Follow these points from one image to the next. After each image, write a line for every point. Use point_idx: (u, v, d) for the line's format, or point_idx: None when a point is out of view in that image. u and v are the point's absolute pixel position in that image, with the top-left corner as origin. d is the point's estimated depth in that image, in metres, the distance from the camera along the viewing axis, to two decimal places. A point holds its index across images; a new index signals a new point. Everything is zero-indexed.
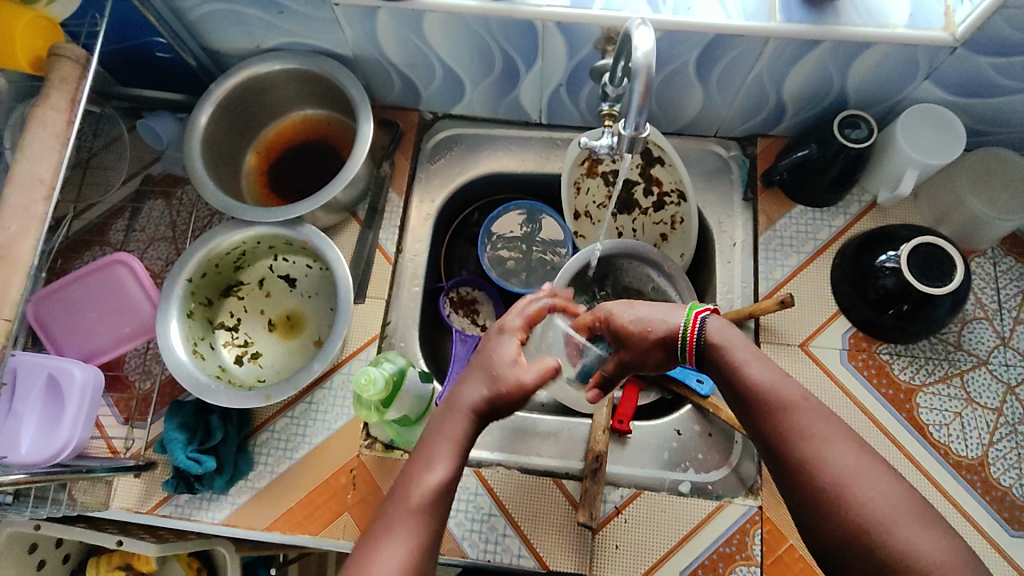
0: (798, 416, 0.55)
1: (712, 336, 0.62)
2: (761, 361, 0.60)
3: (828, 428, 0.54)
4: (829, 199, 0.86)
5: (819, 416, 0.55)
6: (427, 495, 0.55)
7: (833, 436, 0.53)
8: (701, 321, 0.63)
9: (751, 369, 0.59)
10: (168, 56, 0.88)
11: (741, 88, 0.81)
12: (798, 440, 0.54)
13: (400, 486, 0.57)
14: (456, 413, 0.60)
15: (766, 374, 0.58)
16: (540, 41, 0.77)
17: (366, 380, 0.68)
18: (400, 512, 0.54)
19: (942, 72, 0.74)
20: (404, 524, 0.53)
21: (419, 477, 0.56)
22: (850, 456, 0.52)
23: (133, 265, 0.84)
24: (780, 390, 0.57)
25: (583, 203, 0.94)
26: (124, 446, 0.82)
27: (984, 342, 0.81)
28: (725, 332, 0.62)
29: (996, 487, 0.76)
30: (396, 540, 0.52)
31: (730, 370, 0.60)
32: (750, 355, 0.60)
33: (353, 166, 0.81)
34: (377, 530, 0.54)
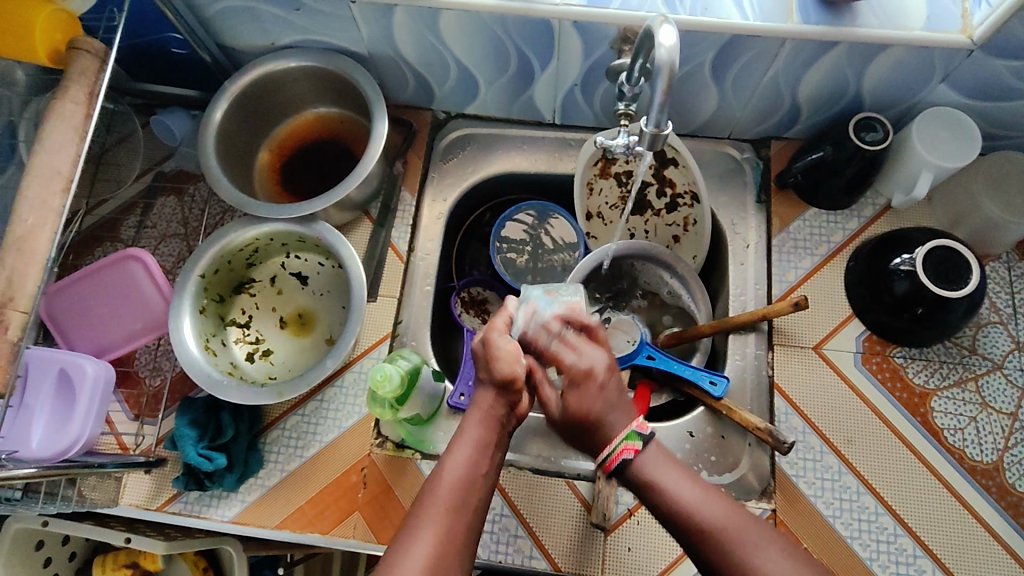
0: (726, 539, 0.55)
1: (638, 469, 0.60)
2: (680, 479, 0.59)
3: (754, 536, 0.55)
4: (843, 201, 0.86)
5: (746, 533, 0.55)
6: (451, 492, 0.57)
7: (759, 546, 0.54)
8: (623, 459, 0.60)
9: (672, 490, 0.58)
10: (183, 52, 0.88)
11: (756, 90, 0.81)
12: (731, 560, 0.54)
13: (427, 486, 0.59)
14: (475, 417, 0.63)
15: (691, 494, 0.58)
16: (556, 41, 0.77)
17: (381, 376, 0.66)
18: (426, 512, 0.56)
19: (958, 75, 0.75)
20: (427, 521, 0.55)
21: (441, 475, 0.58)
22: (782, 562, 0.53)
23: (146, 260, 0.84)
24: (704, 515, 0.56)
25: (595, 204, 0.94)
26: (134, 443, 0.82)
27: (998, 347, 0.81)
28: (645, 463, 0.60)
29: (1011, 492, 0.75)
30: (421, 535, 0.54)
31: (658, 506, 0.59)
32: (668, 474, 0.59)
33: (367, 164, 0.81)
34: (406, 527, 0.55)
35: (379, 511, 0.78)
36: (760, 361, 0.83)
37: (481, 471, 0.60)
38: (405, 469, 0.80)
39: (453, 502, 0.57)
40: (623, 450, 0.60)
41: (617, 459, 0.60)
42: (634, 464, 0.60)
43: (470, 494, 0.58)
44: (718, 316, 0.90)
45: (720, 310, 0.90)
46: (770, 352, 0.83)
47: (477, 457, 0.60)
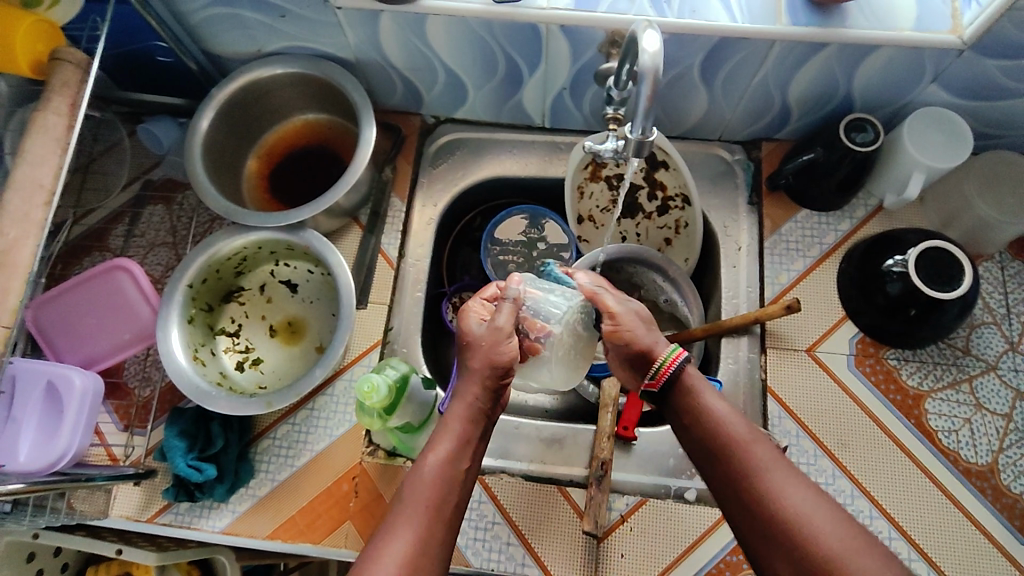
0: (755, 451, 0.54)
1: (687, 381, 0.61)
2: (722, 399, 0.59)
3: (784, 468, 0.53)
4: (836, 202, 0.85)
5: (769, 454, 0.54)
6: (430, 486, 0.56)
7: (786, 471, 0.53)
8: (676, 367, 0.60)
9: (713, 404, 0.59)
10: (169, 60, 0.87)
11: (746, 92, 0.81)
12: (752, 474, 0.53)
13: (408, 479, 0.57)
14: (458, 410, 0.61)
15: (728, 411, 0.58)
16: (543, 45, 0.77)
17: (368, 388, 0.65)
18: (405, 508, 0.54)
19: (948, 75, 0.74)
20: (405, 520, 0.53)
21: (422, 470, 0.57)
22: (806, 494, 0.51)
23: (134, 270, 0.83)
24: (734, 427, 0.56)
25: (587, 207, 0.94)
26: (124, 454, 0.81)
27: (992, 348, 0.80)
28: (693, 375, 0.61)
29: (1007, 494, 0.75)
30: (398, 533, 0.52)
31: (692, 414, 0.59)
32: (710, 391, 0.60)
33: (355, 171, 0.80)
34: (382, 529, 0.53)
35: (370, 521, 0.78)
36: (752, 364, 0.82)
37: (462, 466, 0.59)
38: (397, 478, 0.79)
39: (434, 498, 0.55)
40: (675, 360, 0.61)
41: (666, 373, 0.60)
42: (685, 375, 0.61)
43: (452, 491, 0.57)
44: (710, 319, 0.89)
45: (712, 313, 0.90)
46: (763, 356, 0.82)
47: (459, 451, 0.59)
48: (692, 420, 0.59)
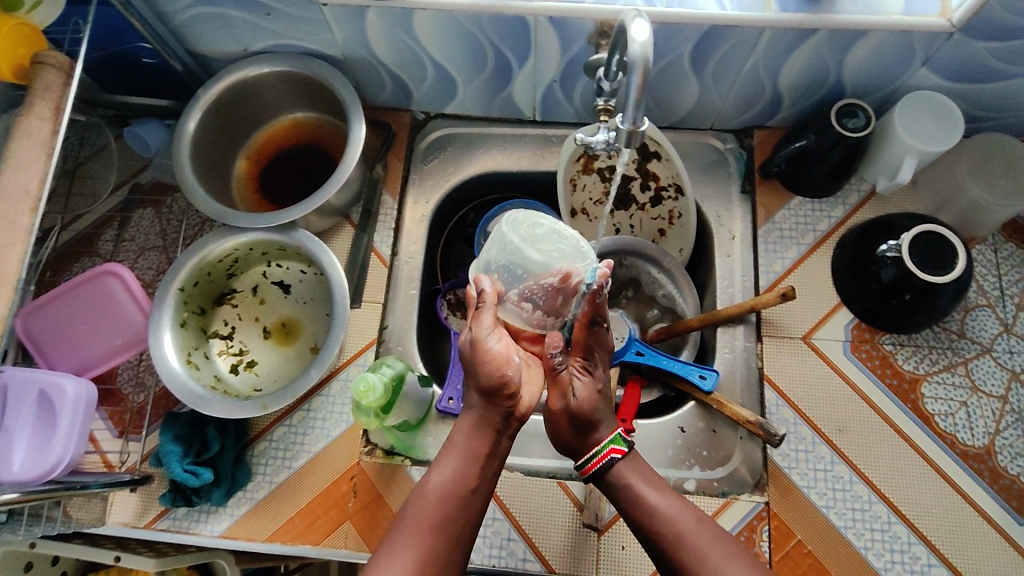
0: (693, 540, 0.59)
1: (619, 473, 0.64)
2: (658, 489, 0.63)
3: (715, 545, 0.58)
4: (829, 188, 0.85)
5: (708, 539, 0.59)
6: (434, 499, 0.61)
7: (720, 553, 0.58)
8: (609, 459, 0.63)
9: (649, 497, 0.62)
10: (153, 61, 0.86)
11: (737, 80, 0.80)
12: (694, 562, 0.58)
13: (416, 492, 0.63)
14: (463, 430, 0.66)
15: (669, 505, 0.61)
16: (532, 37, 0.76)
17: (364, 387, 0.65)
18: (410, 519, 0.60)
19: (938, 58, 0.74)
20: (413, 522, 0.60)
21: (428, 484, 0.62)
22: (744, 572, 0.56)
23: (124, 275, 0.82)
24: (684, 525, 0.60)
25: (580, 200, 0.93)
26: (120, 460, 0.81)
27: (987, 330, 0.80)
28: (625, 469, 0.64)
29: (1003, 475, 0.75)
30: (401, 549, 0.57)
31: (634, 509, 0.62)
32: (645, 482, 0.63)
33: (345, 169, 0.80)
34: (392, 531, 0.60)
35: (370, 520, 0.77)
36: (749, 353, 0.82)
37: (469, 487, 0.62)
38: (395, 477, 0.79)
39: (436, 515, 0.60)
40: (609, 451, 0.64)
41: (597, 467, 0.64)
42: (614, 468, 0.64)
43: (456, 510, 0.61)
44: (706, 309, 0.89)
45: (707, 303, 0.89)
46: (759, 344, 0.82)
47: (463, 471, 0.63)
48: (637, 513, 0.62)
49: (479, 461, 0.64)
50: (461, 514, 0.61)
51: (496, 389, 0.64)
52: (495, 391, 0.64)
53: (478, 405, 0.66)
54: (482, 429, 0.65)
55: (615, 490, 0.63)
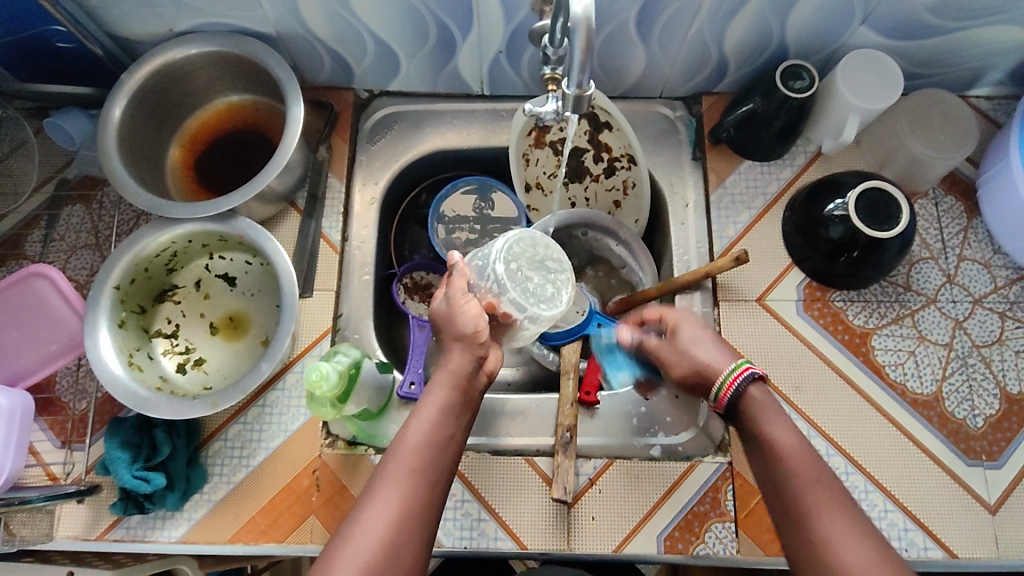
0: (805, 493, 0.53)
1: (749, 402, 0.60)
2: (788, 428, 0.57)
3: (828, 502, 0.52)
4: (777, 150, 0.85)
5: (826, 499, 0.52)
6: (411, 451, 0.56)
7: (827, 509, 0.52)
8: (737, 386, 0.60)
9: (774, 433, 0.57)
10: (70, 46, 0.79)
11: (683, 45, 0.80)
12: (804, 514, 0.52)
13: (394, 445, 0.57)
14: (434, 389, 0.61)
15: (793, 447, 0.56)
16: (474, 6, 0.73)
17: (316, 377, 0.61)
18: (387, 476, 0.54)
19: (877, 16, 0.75)
20: (388, 479, 0.54)
21: (403, 441, 0.57)
22: (859, 540, 0.49)
23: (54, 276, 0.77)
24: (796, 478, 0.54)
25: (533, 174, 0.92)
26: (64, 472, 0.77)
27: (931, 281, 0.83)
28: (764, 404, 0.59)
29: (951, 420, 0.78)
30: (377, 506, 0.53)
31: (759, 441, 0.58)
32: (774, 420, 0.58)
33: (285, 152, 0.76)
34: (369, 482, 0.55)
35: (335, 512, 0.76)
36: (706, 319, 0.83)
37: (445, 439, 0.58)
38: (359, 466, 0.77)
39: (416, 465, 0.55)
40: (739, 375, 0.60)
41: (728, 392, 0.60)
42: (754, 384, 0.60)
43: (435, 460, 0.56)
44: (663, 278, 0.89)
45: (664, 271, 0.90)
46: (716, 308, 0.83)
47: (439, 423, 0.58)
48: (759, 449, 0.57)
49: (453, 412, 0.60)
50: (440, 465, 0.56)
51: (470, 336, 0.64)
52: (473, 339, 0.64)
53: (454, 356, 0.63)
54: (455, 379, 0.62)
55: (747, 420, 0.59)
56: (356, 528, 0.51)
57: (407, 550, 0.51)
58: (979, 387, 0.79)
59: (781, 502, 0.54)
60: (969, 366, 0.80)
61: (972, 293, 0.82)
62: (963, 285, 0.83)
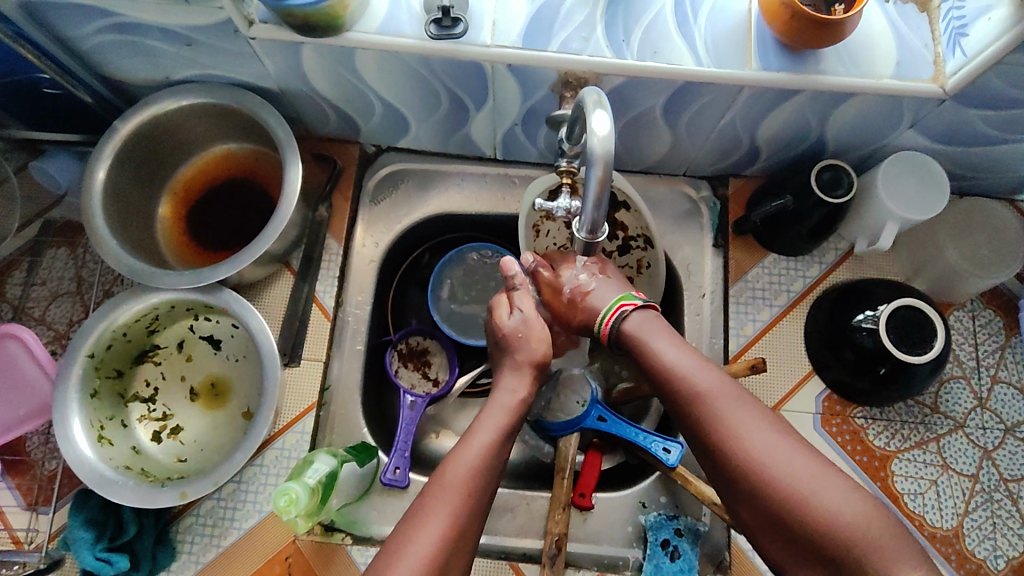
0: (702, 401, 0.56)
1: (630, 326, 0.62)
2: (675, 344, 0.60)
3: (741, 414, 0.54)
4: (806, 246, 0.79)
5: (727, 396, 0.56)
6: (463, 476, 0.56)
7: (727, 396, 0.56)
8: (621, 314, 0.63)
9: (664, 352, 0.59)
10: (57, 92, 0.75)
11: (712, 132, 0.74)
12: (715, 424, 0.54)
13: (444, 463, 0.58)
14: (487, 419, 0.61)
15: (679, 357, 0.59)
16: (490, 82, 0.68)
17: (286, 501, 0.59)
18: (439, 496, 0.55)
19: (927, 122, 0.68)
20: (444, 496, 0.55)
21: (457, 464, 0.57)
22: (760, 430, 0.53)
23: (25, 337, 0.73)
24: (694, 379, 0.57)
25: (543, 246, 0.84)
26: (28, 538, 0.73)
27: (960, 404, 0.77)
28: (638, 327, 0.62)
29: (971, 559, 0.73)
30: (428, 527, 0.53)
31: (650, 365, 0.59)
32: (662, 337, 0.60)
33: (279, 220, 0.71)
34: (421, 498, 0.56)
35: None
36: None
37: (496, 464, 0.59)
38: (334, 557, 0.73)
39: (467, 496, 0.55)
40: (619, 306, 0.63)
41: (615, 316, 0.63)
42: (640, 314, 0.63)
43: (484, 480, 0.57)
44: None
45: None
46: None
47: (495, 448, 0.59)
48: (653, 375, 0.59)
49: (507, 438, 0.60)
50: (487, 483, 0.57)
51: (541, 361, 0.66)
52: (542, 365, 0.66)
53: (507, 389, 0.64)
54: (503, 415, 0.61)
55: (633, 343, 0.61)
56: (412, 537, 0.52)
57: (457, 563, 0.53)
58: (1003, 525, 0.74)
59: (694, 419, 0.56)
60: (994, 502, 0.74)
61: (1004, 420, 0.77)
62: (995, 411, 0.77)
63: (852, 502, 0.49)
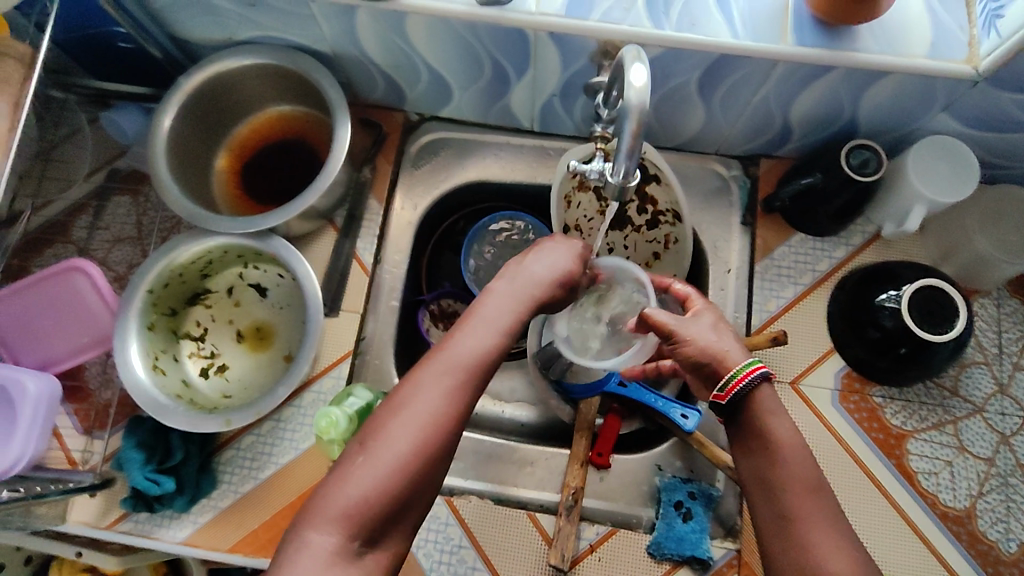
0: (798, 505, 0.52)
1: (758, 399, 0.57)
2: (790, 426, 0.56)
3: (825, 533, 0.50)
4: (831, 229, 0.82)
5: (818, 509, 0.52)
6: (471, 352, 0.54)
7: (814, 492, 0.53)
8: (751, 381, 0.57)
9: (778, 431, 0.56)
10: (131, 46, 0.82)
11: (746, 109, 0.76)
12: (795, 530, 0.51)
13: (446, 341, 0.55)
14: (513, 289, 0.59)
15: (789, 437, 0.55)
16: (532, 51, 0.72)
17: (327, 423, 0.65)
18: (442, 368, 0.53)
19: (960, 104, 0.70)
20: (429, 383, 0.52)
21: (468, 340, 0.55)
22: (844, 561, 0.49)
23: (91, 272, 0.80)
24: (790, 468, 0.54)
25: (573, 216, 0.88)
26: (83, 458, 0.78)
27: (981, 389, 0.78)
28: (767, 397, 0.57)
29: (982, 540, 0.73)
30: (425, 392, 0.52)
31: (758, 446, 0.56)
32: (778, 414, 0.57)
33: (328, 175, 0.75)
34: (417, 376, 0.53)
35: None
36: None
37: (504, 344, 0.56)
38: None
39: (471, 366, 0.54)
40: (756, 370, 0.57)
41: (740, 387, 0.57)
42: (760, 390, 0.57)
43: (490, 361, 0.55)
44: None
45: None
46: None
47: (499, 339, 0.56)
48: (755, 453, 0.56)
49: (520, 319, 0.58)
50: (484, 377, 0.54)
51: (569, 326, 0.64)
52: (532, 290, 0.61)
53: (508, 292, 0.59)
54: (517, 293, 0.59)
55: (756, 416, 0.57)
56: (406, 407, 0.51)
57: (447, 439, 0.51)
58: (1017, 510, 0.74)
59: (768, 503, 0.54)
60: (1009, 486, 0.75)
61: None
62: (1015, 397, 0.78)
63: None
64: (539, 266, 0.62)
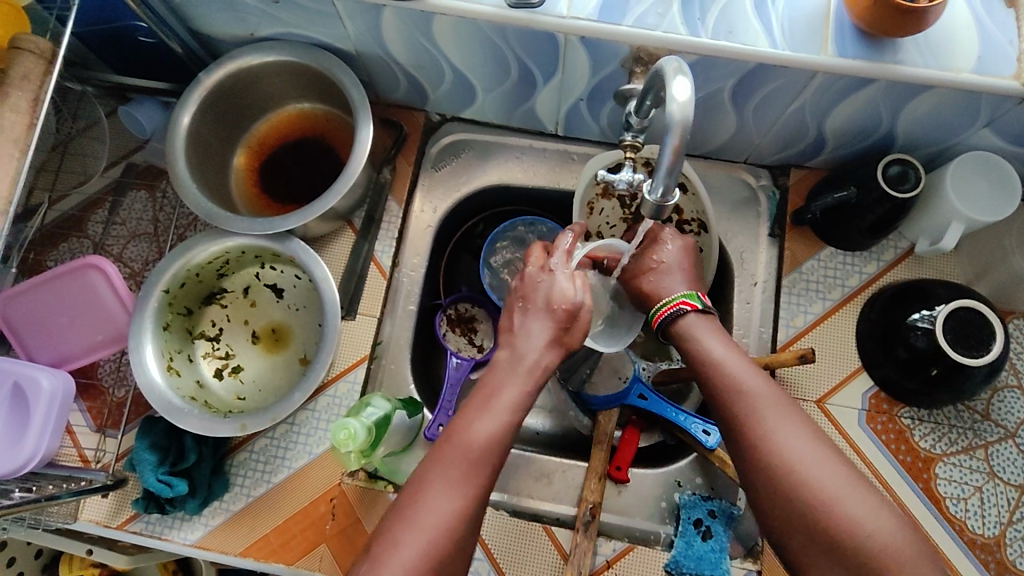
0: (746, 400, 0.57)
1: (685, 325, 0.65)
2: (724, 342, 0.62)
3: (840, 486, 0.51)
4: (865, 243, 0.79)
5: (771, 399, 0.57)
6: (475, 445, 0.55)
7: (764, 395, 0.57)
8: (678, 309, 0.65)
9: (712, 348, 0.62)
10: (152, 41, 0.80)
11: (779, 119, 0.74)
12: (748, 420, 0.56)
13: (450, 436, 0.56)
14: (510, 380, 0.60)
15: (722, 349, 0.61)
16: (561, 55, 0.70)
17: (344, 435, 0.63)
18: (449, 464, 0.53)
19: (1004, 121, 0.67)
20: (454, 466, 0.53)
21: (470, 433, 0.55)
22: (797, 439, 0.54)
23: (108, 270, 0.79)
24: (733, 373, 0.59)
25: (595, 224, 0.86)
26: (96, 457, 0.78)
27: (1013, 413, 0.76)
28: (697, 322, 0.64)
29: (1011, 570, 0.71)
30: (435, 495, 0.52)
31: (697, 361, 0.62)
32: (711, 334, 0.63)
33: (349, 177, 0.74)
34: (425, 475, 0.53)
35: (347, 546, 0.74)
36: None
37: (509, 433, 0.57)
38: (375, 502, 0.76)
39: (478, 460, 0.54)
40: (680, 303, 0.66)
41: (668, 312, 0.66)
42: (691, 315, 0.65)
43: (496, 454, 0.55)
44: None
45: None
46: None
47: (507, 425, 0.56)
48: (700, 371, 0.61)
49: (520, 407, 0.58)
50: (492, 468, 0.54)
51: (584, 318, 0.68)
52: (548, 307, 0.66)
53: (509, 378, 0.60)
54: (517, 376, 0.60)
55: (744, 429, 0.56)
56: (414, 515, 0.51)
57: (463, 536, 0.51)
58: None
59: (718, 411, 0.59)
60: None
61: None
62: None
63: (861, 506, 0.50)
64: (536, 344, 0.63)
